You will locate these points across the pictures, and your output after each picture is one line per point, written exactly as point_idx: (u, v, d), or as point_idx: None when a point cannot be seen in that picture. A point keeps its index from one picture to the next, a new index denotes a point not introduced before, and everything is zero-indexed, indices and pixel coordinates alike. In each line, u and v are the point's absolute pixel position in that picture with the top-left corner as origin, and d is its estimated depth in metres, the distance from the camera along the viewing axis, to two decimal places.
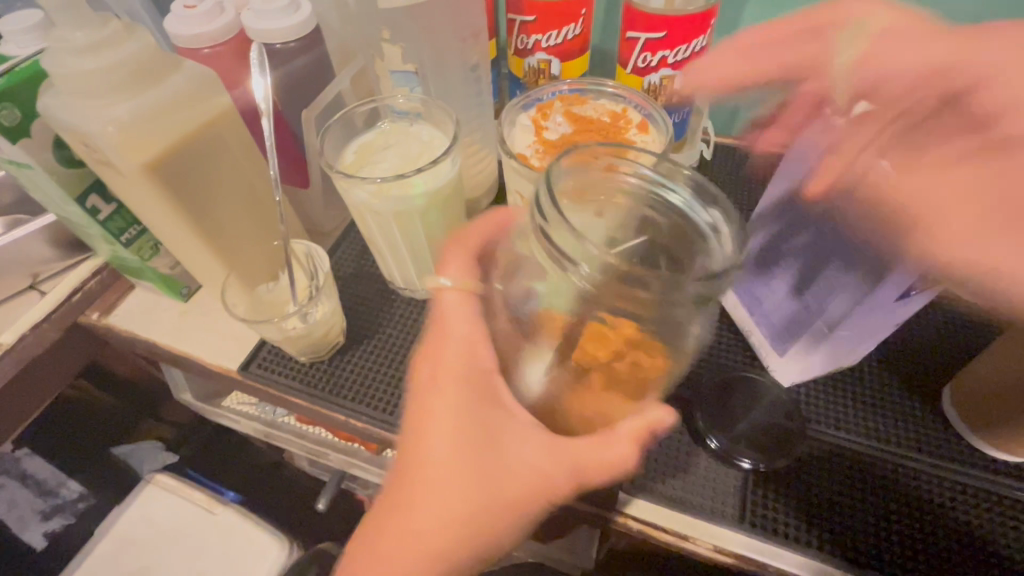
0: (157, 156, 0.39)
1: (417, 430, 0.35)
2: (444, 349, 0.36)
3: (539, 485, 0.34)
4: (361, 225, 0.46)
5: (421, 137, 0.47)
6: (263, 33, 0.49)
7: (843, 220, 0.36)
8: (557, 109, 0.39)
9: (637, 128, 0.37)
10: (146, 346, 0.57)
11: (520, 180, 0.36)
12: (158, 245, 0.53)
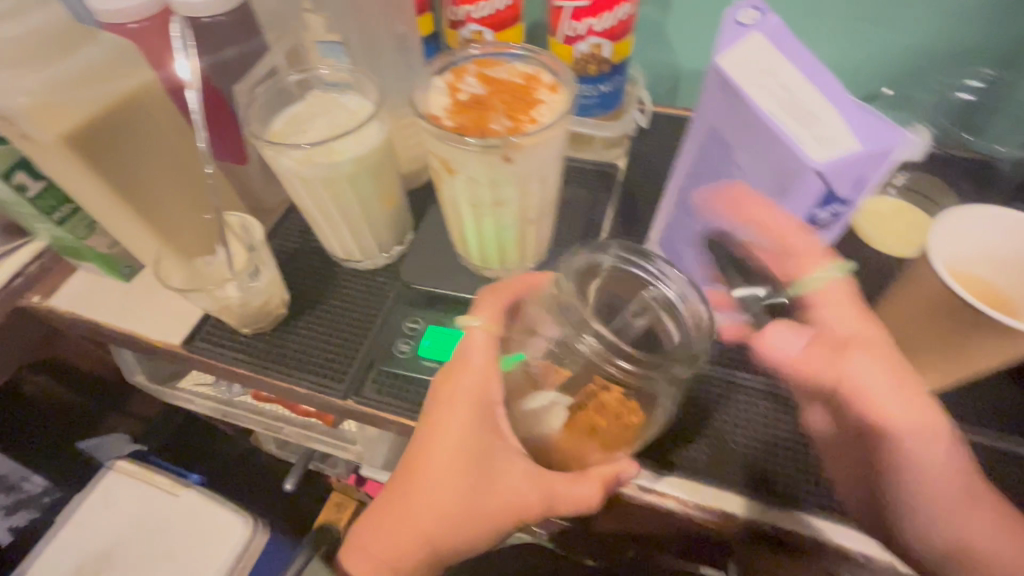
0: (72, 128, 0.39)
1: (428, 438, 0.41)
2: (463, 376, 0.40)
3: (520, 506, 0.40)
4: (292, 192, 0.47)
5: (349, 106, 0.48)
6: (186, 7, 0.49)
7: (741, 170, 0.39)
8: (471, 72, 0.40)
9: (546, 89, 0.39)
10: (91, 327, 0.58)
11: (435, 141, 0.38)
12: (94, 224, 0.53)
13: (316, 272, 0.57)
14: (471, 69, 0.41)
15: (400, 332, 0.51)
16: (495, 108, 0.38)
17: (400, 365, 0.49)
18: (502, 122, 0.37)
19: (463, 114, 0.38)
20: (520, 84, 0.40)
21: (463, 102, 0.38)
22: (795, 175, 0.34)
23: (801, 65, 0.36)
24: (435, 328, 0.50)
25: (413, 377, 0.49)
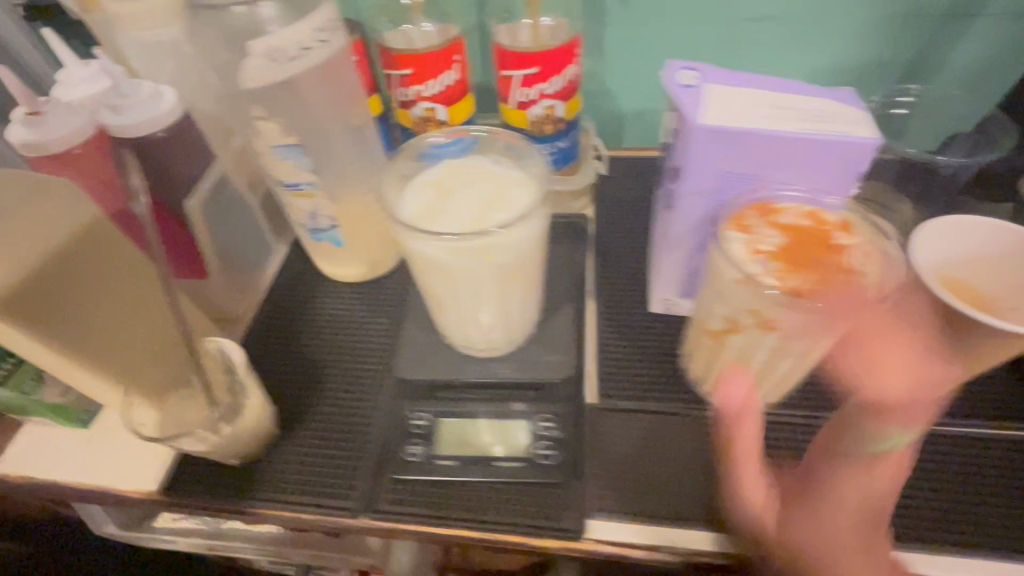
0: (11, 289, 0.35)
1: None
2: None
3: None
4: (425, 276, 0.41)
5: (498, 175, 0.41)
6: (128, 127, 0.48)
7: (738, 157, 0.39)
8: (752, 218, 0.40)
9: (844, 229, 0.39)
10: (47, 491, 0.50)
11: (471, 257, 0.37)
12: (41, 373, 0.47)
13: (302, 369, 0.54)
14: (751, 215, 0.40)
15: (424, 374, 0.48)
16: (798, 268, 0.37)
17: (417, 469, 0.45)
18: (807, 288, 0.36)
19: (784, 259, 0.37)
20: (816, 230, 0.39)
21: (764, 252, 0.38)
22: (847, 155, 0.38)
23: (769, 85, 0.39)
24: (449, 420, 0.48)
25: (428, 476, 0.45)
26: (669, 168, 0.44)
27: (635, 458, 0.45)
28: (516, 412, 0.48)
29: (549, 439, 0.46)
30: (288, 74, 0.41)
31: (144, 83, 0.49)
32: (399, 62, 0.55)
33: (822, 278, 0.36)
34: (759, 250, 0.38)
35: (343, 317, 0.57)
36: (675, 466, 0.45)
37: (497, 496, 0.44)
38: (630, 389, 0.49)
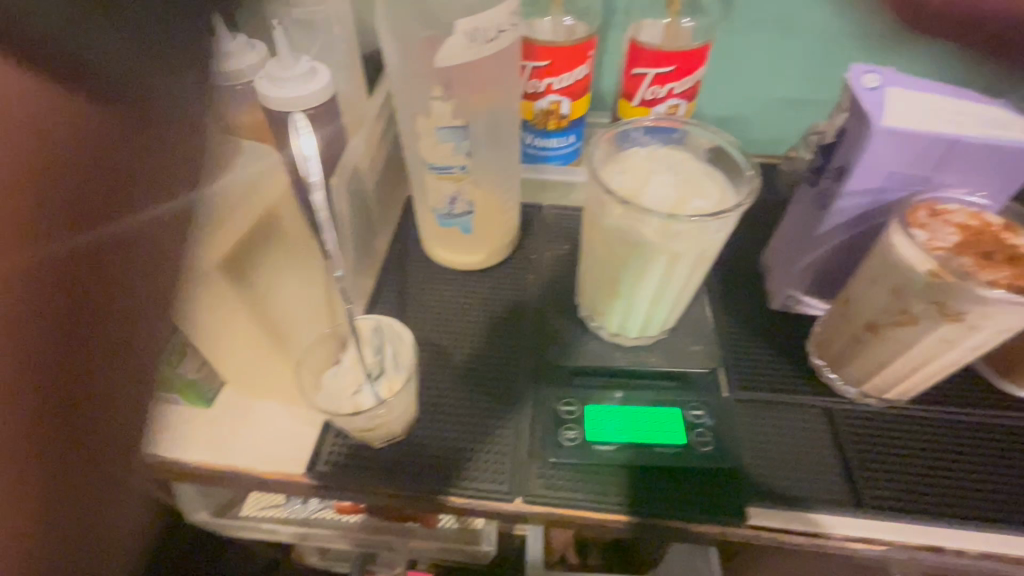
0: (222, 252, 0.35)
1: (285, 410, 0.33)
2: None
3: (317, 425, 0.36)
4: (612, 256, 0.41)
5: (687, 166, 0.41)
6: (282, 101, 0.46)
7: (905, 155, 0.41)
8: (924, 216, 0.41)
9: (1014, 229, 0.41)
10: (173, 472, 0.49)
11: (680, 242, 0.37)
12: (183, 348, 0.45)
13: (434, 353, 0.53)
14: (920, 212, 0.42)
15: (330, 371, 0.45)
16: (987, 260, 0.39)
17: (577, 456, 0.45)
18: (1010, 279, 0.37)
19: (967, 253, 0.39)
20: (986, 229, 0.40)
21: (951, 247, 0.39)
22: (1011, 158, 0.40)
23: (947, 95, 0.41)
24: (599, 407, 0.48)
25: (589, 465, 0.45)
26: (831, 166, 0.46)
27: (781, 448, 0.46)
28: (664, 401, 0.48)
29: (706, 428, 0.46)
30: (480, 55, 0.41)
31: (299, 57, 0.48)
32: (538, 54, 0.55)
33: (1005, 268, 0.38)
34: (944, 245, 0.39)
35: (464, 302, 0.57)
36: (818, 454, 0.46)
37: (657, 484, 0.44)
38: (766, 381, 0.50)
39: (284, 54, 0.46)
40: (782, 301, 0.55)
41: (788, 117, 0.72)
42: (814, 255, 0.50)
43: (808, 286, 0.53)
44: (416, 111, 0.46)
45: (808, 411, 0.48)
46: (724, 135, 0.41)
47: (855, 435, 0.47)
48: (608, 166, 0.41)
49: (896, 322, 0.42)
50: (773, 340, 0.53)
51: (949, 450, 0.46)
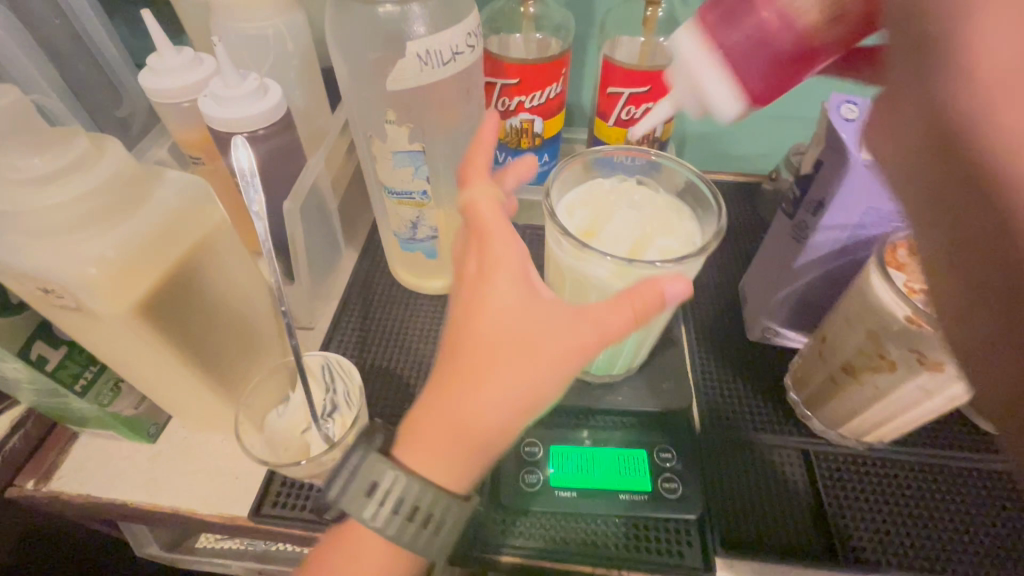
0: (146, 293, 0.32)
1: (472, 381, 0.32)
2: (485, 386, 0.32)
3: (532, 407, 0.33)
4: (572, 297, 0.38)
5: (654, 200, 0.39)
6: (228, 122, 0.44)
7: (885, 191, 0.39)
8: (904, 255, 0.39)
9: None
10: (113, 511, 0.46)
11: (644, 286, 0.35)
12: (119, 384, 0.43)
13: (391, 384, 0.50)
14: (900, 250, 0.40)
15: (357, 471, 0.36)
16: None
17: (539, 502, 0.43)
18: None
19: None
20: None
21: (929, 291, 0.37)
22: None
23: None
24: (563, 448, 0.46)
25: (552, 512, 0.43)
26: (808, 199, 0.44)
27: (754, 495, 0.44)
28: (632, 442, 0.46)
29: (674, 472, 0.44)
30: (434, 78, 0.39)
31: (248, 75, 0.45)
32: (507, 72, 0.52)
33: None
34: (923, 288, 0.37)
35: (429, 329, 0.54)
36: (794, 502, 0.43)
37: (623, 533, 0.42)
38: (740, 421, 0.48)
39: (230, 72, 0.43)
40: (760, 334, 0.53)
41: (773, 134, 0.70)
42: (791, 290, 0.48)
43: (787, 320, 0.50)
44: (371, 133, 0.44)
45: (784, 455, 0.46)
46: (689, 167, 0.39)
47: (833, 481, 0.44)
48: (568, 202, 0.38)
49: (873, 366, 0.40)
50: (750, 375, 0.51)
51: (926, 495, 0.43)
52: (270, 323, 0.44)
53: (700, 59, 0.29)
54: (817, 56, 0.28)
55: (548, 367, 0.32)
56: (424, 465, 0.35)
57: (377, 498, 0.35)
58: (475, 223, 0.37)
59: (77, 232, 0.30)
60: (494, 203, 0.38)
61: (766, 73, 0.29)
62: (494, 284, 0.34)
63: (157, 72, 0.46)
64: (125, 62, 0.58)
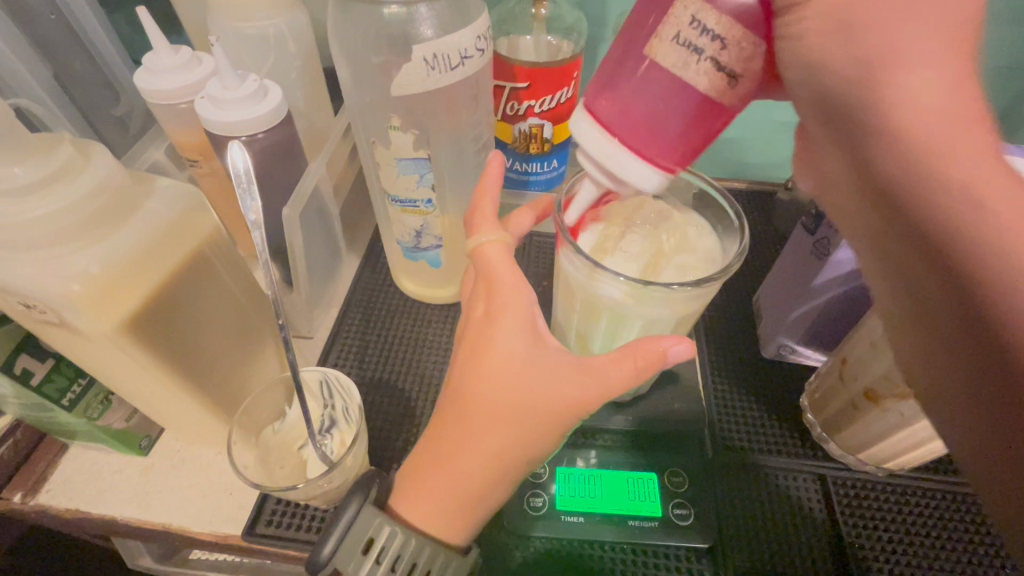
0: (134, 308, 0.30)
1: (460, 432, 0.34)
2: (472, 439, 0.34)
3: (503, 463, 0.34)
4: (582, 313, 0.36)
5: (671, 215, 0.37)
6: (225, 125, 0.42)
7: None
8: None
9: None
10: (102, 525, 0.44)
11: (660, 308, 0.33)
12: (109, 397, 0.41)
13: (392, 398, 0.49)
14: None
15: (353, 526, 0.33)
16: None
17: (543, 527, 0.41)
18: None
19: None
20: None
21: None
22: None
23: None
24: (569, 469, 0.44)
25: (559, 538, 0.41)
26: (831, 215, 0.42)
27: (768, 522, 0.42)
28: (641, 464, 0.44)
29: (685, 497, 0.42)
30: (441, 84, 0.37)
31: (248, 76, 0.43)
32: (517, 75, 0.50)
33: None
34: None
35: (432, 340, 0.53)
36: (810, 528, 0.42)
37: (632, 561, 0.40)
38: (754, 442, 0.46)
39: (229, 73, 0.41)
40: (773, 351, 0.51)
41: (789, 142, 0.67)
42: (810, 307, 0.46)
43: (804, 339, 0.48)
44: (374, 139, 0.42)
45: (798, 478, 0.44)
46: (707, 179, 0.36)
47: (851, 508, 0.42)
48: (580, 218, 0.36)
49: (898, 394, 0.38)
50: (764, 394, 0.49)
51: (948, 526, 0.41)
52: (266, 338, 0.43)
53: (606, 142, 0.31)
54: (724, 104, 0.30)
55: (544, 415, 0.33)
56: (425, 517, 0.35)
57: (373, 557, 0.33)
58: (483, 268, 0.37)
59: (59, 246, 0.28)
60: (501, 249, 0.38)
61: (681, 125, 0.31)
62: (502, 329, 0.34)
63: (153, 71, 0.45)
64: (125, 63, 0.56)
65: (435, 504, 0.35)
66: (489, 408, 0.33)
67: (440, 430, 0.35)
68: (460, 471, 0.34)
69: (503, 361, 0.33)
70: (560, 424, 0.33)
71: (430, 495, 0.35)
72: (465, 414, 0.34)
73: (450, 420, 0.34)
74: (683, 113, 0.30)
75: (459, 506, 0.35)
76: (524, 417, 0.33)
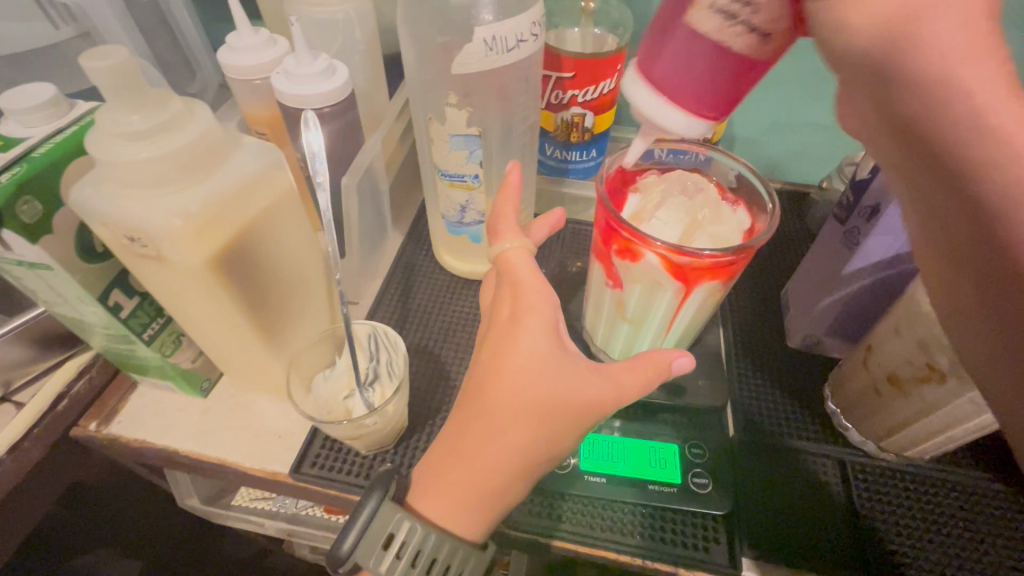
0: (220, 248, 0.34)
1: (484, 427, 0.36)
2: (492, 436, 0.36)
3: (521, 459, 0.36)
4: (618, 282, 0.39)
5: (707, 191, 0.39)
6: (297, 98, 0.46)
7: None
8: None
9: None
10: (164, 457, 0.49)
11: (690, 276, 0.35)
12: (181, 337, 0.45)
13: (431, 363, 0.52)
14: None
15: (376, 517, 0.37)
16: None
17: (569, 485, 0.43)
18: None
19: None
20: None
21: None
22: None
23: None
24: (594, 436, 0.46)
25: (584, 496, 0.43)
26: (861, 205, 0.43)
27: (785, 498, 0.43)
28: (664, 435, 0.46)
29: (704, 468, 0.44)
30: (497, 64, 0.40)
31: (318, 55, 0.47)
32: (563, 65, 0.53)
33: None
34: None
35: (469, 312, 0.56)
36: (827, 510, 0.43)
37: (649, 524, 0.42)
38: (773, 424, 0.48)
39: (304, 51, 0.46)
40: (798, 342, 0.52)
41: (824, 140, 0.68)
42: (836, 298, 0.47)
43: (828, 329, 0.50)
44: (431, 115, 0.45)
45: (817, 459, 0.46)
46: (742, 162, 0.38)
47: (869, 494, 0.43)
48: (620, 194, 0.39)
49: (921, 377, 0.39)
50: (786, 382, 0.50)
51: (964, 510, 0.43)
52: (321, 294, 0.46)
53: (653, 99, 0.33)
54: (759, 60, 0.31)
55: (565, 419, 0.36)
56: (457, 475, 0.37)
57: (394, 551, 0.37)
58: (507, 272, 0.40)
59: (164, 186, 0.32)
60: (524, 254, 0.40)
61: (723, 79, 0.31)
62: (527, 328, 0.37)
63: (236, 49, 0.49)
64: (206, 45, 0.61)
65: (454, 492, 0.37)
66: (515, 402, 0.35)
67: (463, 424, 0.37)
68: (482, 465, 0.36)
69: (530, 361, 0.36)
70: (581, 419, 0.36)
71: (450, 488, 0.37)
72: (489, 412, 0.36)
73: (476, 414, 0.37)
74: (729, 70, 0.31)
75: (475, 497, 0.37)
76: (545, 415, 0.35)
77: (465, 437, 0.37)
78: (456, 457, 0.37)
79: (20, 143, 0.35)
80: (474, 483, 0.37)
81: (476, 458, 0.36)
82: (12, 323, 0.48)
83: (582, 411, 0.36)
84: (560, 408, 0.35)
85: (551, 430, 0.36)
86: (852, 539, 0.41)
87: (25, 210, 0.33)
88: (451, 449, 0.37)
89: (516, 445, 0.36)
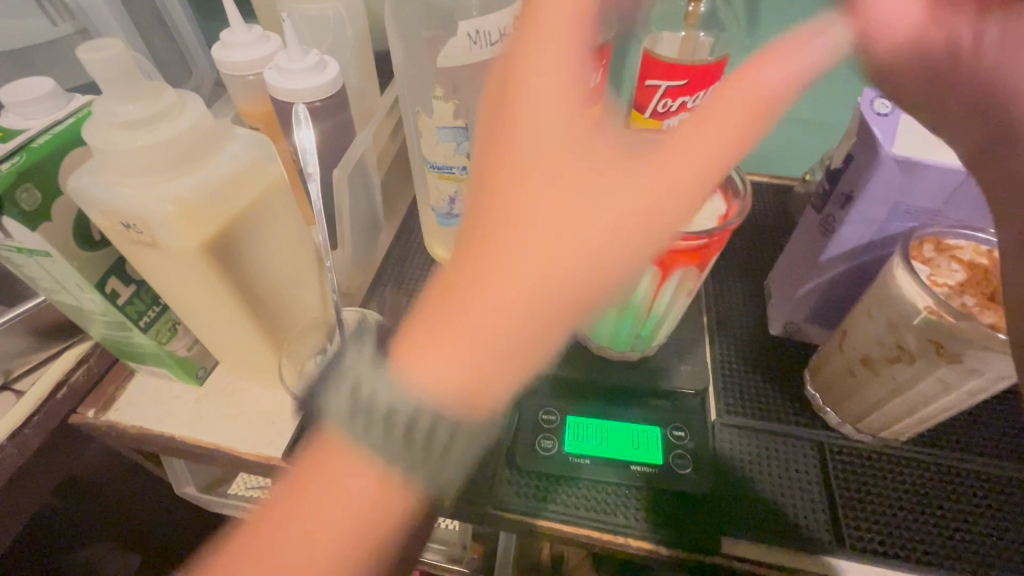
0: (214, 234, 0.36)
1: (484, 274, 0.35)
2: (497, 273, 0.35)
3: (535, 298, 0.35)
4: None
5: None
6: (289, 92, 0.47)
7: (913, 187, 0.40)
8: (929, 252, 0.40)
9: None
10: (160, 444, 0.50)
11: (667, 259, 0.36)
12: (177, 326, 0.47)
13: None
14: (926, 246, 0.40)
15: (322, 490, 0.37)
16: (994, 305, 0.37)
17: (553, 466, 0.45)
18: None
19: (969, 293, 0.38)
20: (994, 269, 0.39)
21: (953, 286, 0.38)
22: None
23: None
24: (579, 419, 0.48)
25: (568, 476, 0.44)
26: (837, 193, 0.44)
27: (763, 478, 0.45)
28: (649, 418, 0.48)
29: (686, 449, 0.46)
30: (481, 58, 0.42)
31: (310, 51, 0.49)
32: None
33: None
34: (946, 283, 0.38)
35: None
36: (803, 488, 0.44)
37: (631, 503, 0.43)
38: (753, 406, 0.49)
39: (296, 47, 0.47)
40: (778, 328, 0.53)
41: (809, 135, 0.69)
42: (814, 284, 0.49)
43: (807, 315, 0.51)
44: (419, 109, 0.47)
45: (795, 441, 0.47)
46: None
47: (844, 473, 0.45)
48: None
49: (891, 358, 0.41)
50: (767, 366, 0.52)
51: (933, 488, 0.44)
52: (313, 283, 0.48)
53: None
54: None
55: (578, 289, 0.35)
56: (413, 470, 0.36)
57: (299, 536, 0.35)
58: (492, 165, 0.37)
59: (160, 174, 0.33)
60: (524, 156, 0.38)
61: None
62: (530, 187, 0.36)
63: (230, 45, 0.51)
64: (201, 42, 0.63)
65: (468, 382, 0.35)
66: (527, 242, 0.35)
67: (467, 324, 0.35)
68: (485, 332, 0.35)
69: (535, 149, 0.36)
70: (615, 277, 0.36)
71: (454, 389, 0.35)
72: (484, 300, 0.35)
73: (474, 263, 0.36)
74: None
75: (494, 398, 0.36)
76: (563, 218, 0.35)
77: (459, 292, 0.36)
78: (470, 373, 0.35)
79: (19, 134, 0.36)
80: (474, 348, 0.35)
81: (468, 334, 0.35)
82: (12, 312, 0.49)
83: (586, 281, 0.35)
84: (575, 247, 0.35)
85: (567, 250, 0.35)
86: (825, 516, 0.43)
87: (25, 197, 0.34)
88: (464, 363, 0.35)
89: (533, 245, 0.35)
